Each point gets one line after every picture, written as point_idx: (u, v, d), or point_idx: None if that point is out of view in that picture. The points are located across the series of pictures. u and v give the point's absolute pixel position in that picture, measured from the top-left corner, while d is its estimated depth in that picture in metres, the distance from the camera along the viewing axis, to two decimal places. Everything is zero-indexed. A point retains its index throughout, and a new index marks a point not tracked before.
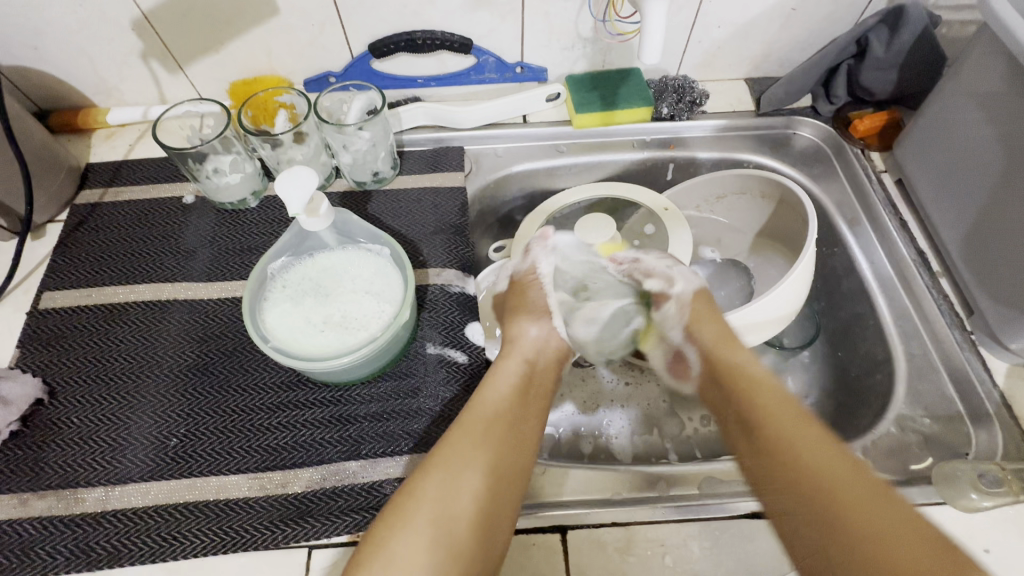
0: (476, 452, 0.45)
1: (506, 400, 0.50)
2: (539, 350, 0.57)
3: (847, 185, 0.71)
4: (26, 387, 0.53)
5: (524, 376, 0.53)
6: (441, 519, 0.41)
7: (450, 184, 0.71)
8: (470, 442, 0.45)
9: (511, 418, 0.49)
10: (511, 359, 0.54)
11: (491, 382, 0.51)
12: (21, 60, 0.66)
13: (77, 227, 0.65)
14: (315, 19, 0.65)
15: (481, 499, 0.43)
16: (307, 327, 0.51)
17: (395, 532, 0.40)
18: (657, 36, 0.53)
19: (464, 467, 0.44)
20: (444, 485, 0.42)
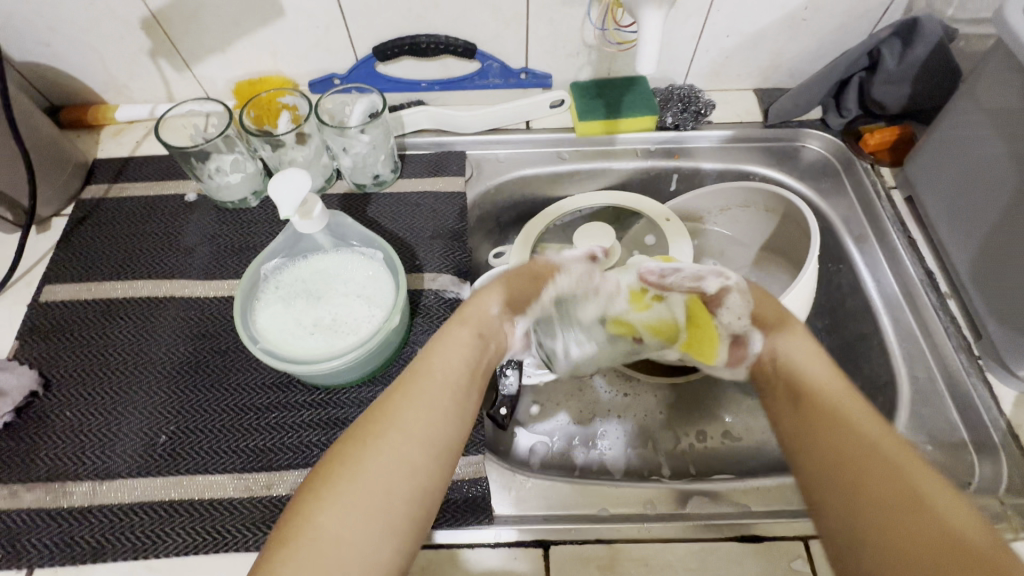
0: (416, 426, 0.40)
1: (457, 373, 0.45)
2: (495, 325, 0.52)
3: (855, 200, 0.69)
4: (22, 378, 0.54)
5: (477, 347, 0.49)
6: (374, 497, 0.36)
7: (450, 189, 0.71)
8: (411, 415, 0.41)
9: (458, 390, 0.44)
10: (466, 328, 0.49)
11: (440, 351, 0.46)
12: (34, 56, 0.68)
13: (81, 222, 0.66)
14: (321, 21, 0.66)
15: (419, 479, 0.38)
16: (297, 329, 0.51)
17: (319, 509, 0.35)
18: (653, 45, 0.53)
19: (402, 440, 0.39)
20: (382, 461, 0.38)
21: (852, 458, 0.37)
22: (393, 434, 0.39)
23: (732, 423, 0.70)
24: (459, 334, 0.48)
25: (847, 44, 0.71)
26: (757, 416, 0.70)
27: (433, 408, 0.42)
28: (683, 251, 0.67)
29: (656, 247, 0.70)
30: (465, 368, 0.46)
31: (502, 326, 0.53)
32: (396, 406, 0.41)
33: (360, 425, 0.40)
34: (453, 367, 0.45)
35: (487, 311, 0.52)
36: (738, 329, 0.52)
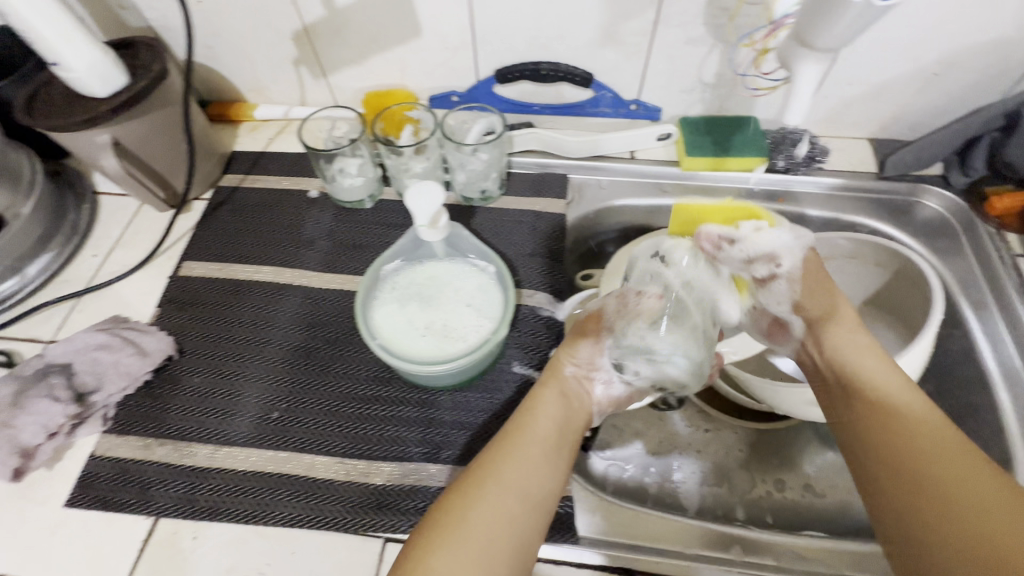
0: (515, 483, 0.46)
1: (547, 437, 0.50)
2: (578, 390, 0.56)
3: (973, 263, 0.66)
4: (161, 343, 0.60)
5: (561, 410, 0.53)
6: (478, 545, 0.42)
7: (551, 210, 0.73)
8: (511, 476, 0.46)
9: (551, 453, 0.49)
10: (547, 389, 0.54)
11: (532, 415, 0.51)
12: (195, 56, 0.76)
13: (218, 207, 0.73)
14: (452, 43, 0.70)
15: (518, 527, 0.44)
16: (410, 329, 0.54)
17: (435, 554, 0.41)
18: (806, 99, 0.52)
19: (501, 496, 0.45)
20: (485, 511, 0.43)
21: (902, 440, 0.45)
22: (495, 488, 0.45)
23: (814, 480, 0.68)
24: (543, 397, 0.53)
25: (979, 101, 0.68)
26: (842, 475, 0.68)
27: (533, 468, 0.47)
28: None
29: None
30: (556, 430, 0.51)
31: (577, 397, 0.55)
32: (487, 463, 0.47)
33: (465, 478, 0.46)
34: (543, 433, 0.50)
35: (552, 399, 0.53)
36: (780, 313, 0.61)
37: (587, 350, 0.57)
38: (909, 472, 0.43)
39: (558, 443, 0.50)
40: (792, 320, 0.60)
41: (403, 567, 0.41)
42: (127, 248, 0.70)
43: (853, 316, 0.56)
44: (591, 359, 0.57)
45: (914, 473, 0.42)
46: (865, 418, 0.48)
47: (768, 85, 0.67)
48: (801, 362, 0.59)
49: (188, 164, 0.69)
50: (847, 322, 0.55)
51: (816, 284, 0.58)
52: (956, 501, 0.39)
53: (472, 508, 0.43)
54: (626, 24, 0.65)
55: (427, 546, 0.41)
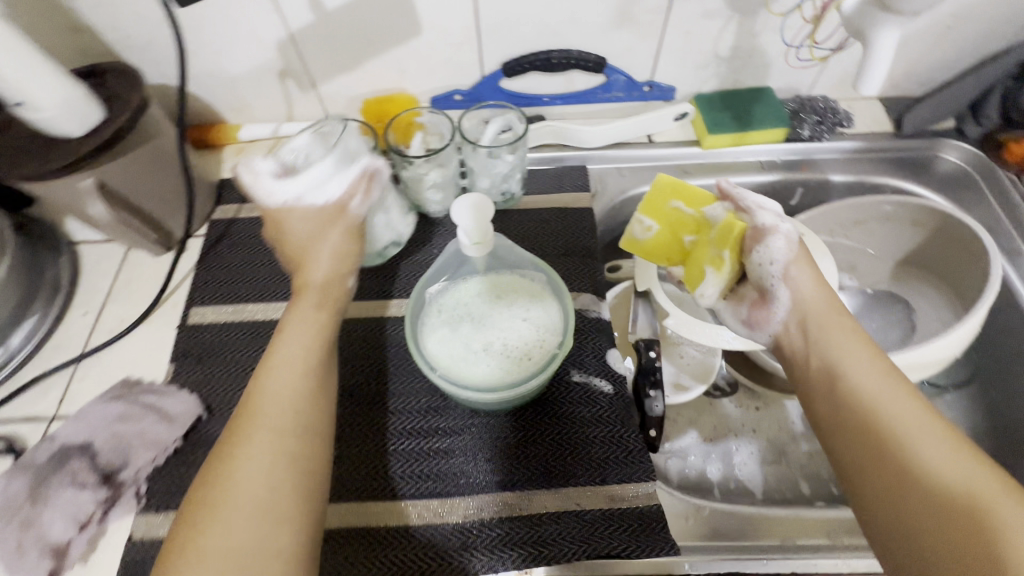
0: (293, 401, 0.43)
1: (302, 379, 0.44)
2: (328, 276, 0.52)
3: (999, 211, 0.67)
4: (187, 403, 0.54)
5: (318, 327, 0.48)
6: (246, 511, 0.37)
7: (577, 205, 0.70)
8: (267, 417, 0.42)
9: (306, 385, 0.44)
10: (316, 312, 0.49)
11: (283, 342, 0.47)
12: (165, 78, 0.68)
13: (217, 243, 0.66)
14: (455, 38, 0.65)
15: (294, 452, 0.41)
16: (469, 353, 0.51)
17: (203, 543, 0.36)
18: (882, 63, 0.50)
19: (274, 421, 0.41)
20: (247, 469, 0.39)
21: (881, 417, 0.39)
22: (262, 432, 0.41)
23: None
24: (298, 325, 0.48)
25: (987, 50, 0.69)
26: None
27: (293, 406, 0.43)
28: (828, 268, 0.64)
29: None
30: (301, 361, 0.45)
31: (336, 283, 0.52)
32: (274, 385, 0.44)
33: (227, 431, 0.41)
34: (297, 349, 0.46)
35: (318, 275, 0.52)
36: (767, 281, 0.51)
37: (297, 226, 0.53)
38: (903, 460, 0.37)
39: (321, 386, 0.46)
40: (778, 290, 0.50)
41: (179, 527, 0.37)
42: (122, 300, 0.63)
43: (829, 305, 0.48)
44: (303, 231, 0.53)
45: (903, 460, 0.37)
46: (841, 402, 0.42)
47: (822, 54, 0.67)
48: (782, 352, 0.50)
49: (188, 201, 0.64)
50: (823, 301, 0.48)
51: (807, 269, 0.50)
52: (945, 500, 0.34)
53: (243, 459, 0.39)
54: (640, 2, 0.62)
55: (200, 502, 0.38)
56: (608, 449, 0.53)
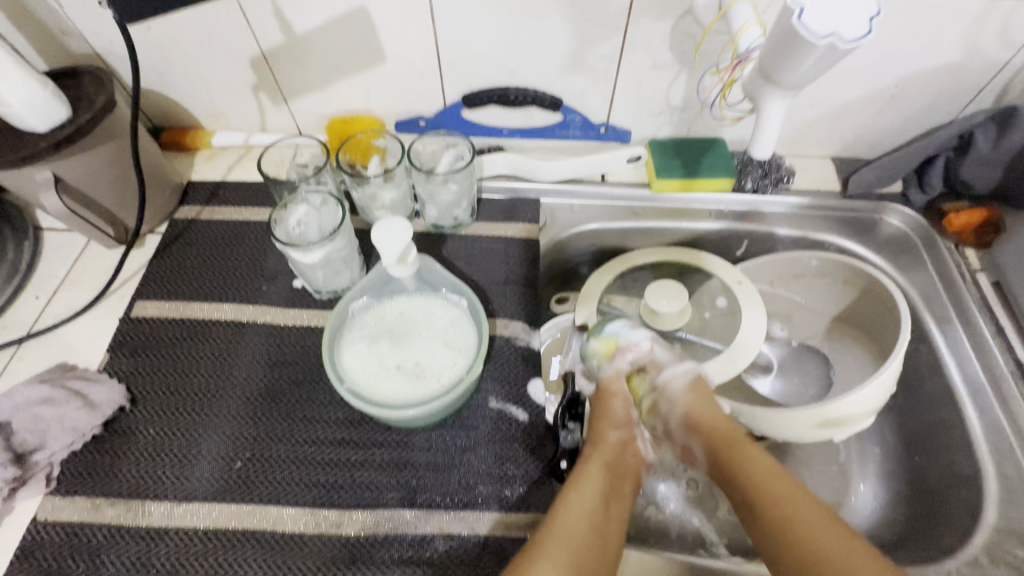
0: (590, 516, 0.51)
1: (587, 516, 0.50)
2: (622, 455, 0.58)
3: (935, 277, 0.68)
4: (112, 392, 0.56)
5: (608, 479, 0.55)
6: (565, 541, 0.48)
7: (524, 235, 0.72)
8: (566, 531, 0.48)
9: (597, 520, 0.51)
10: (593, 463, 0.56)
11: (577, 491, 0.52)
12: (149, 84, 0.73)
13: (174, 240, 0.69)
14: (418, 68, 0.69)
15: (587, 554, 0.48)
16: (379, 368, 0.52)
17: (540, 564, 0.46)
18: (773, 133, 0.44)
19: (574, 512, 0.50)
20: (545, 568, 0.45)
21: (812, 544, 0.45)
22: (556, 543, 0.47)
23: None
24: (592, 470, 0.55)
25: (935, 122, 0.70)
26: (826, 488, 0.66)
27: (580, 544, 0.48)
28: (756, 318, 0.66)
29: (727, 308, 0.69)
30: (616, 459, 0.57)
31: (629, 456, 0.59)
32: (580, 504, 0.51)
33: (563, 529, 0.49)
34: (595, 491, 0.53)
35: (615, 443, 0.58)
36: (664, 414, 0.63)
37: (622, 410, 0.61)
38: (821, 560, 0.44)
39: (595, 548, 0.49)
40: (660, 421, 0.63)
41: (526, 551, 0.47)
42: (75, 287, 0.66)
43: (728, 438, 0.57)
44: (629, 415, 0.61)
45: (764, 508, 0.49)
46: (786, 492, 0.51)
47: (734, 114, 0.69)
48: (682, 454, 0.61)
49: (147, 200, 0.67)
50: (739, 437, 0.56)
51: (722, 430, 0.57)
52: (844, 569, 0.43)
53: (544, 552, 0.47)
54: (593, 50, 0.65)
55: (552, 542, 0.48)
56: (509, 476, 0.55)
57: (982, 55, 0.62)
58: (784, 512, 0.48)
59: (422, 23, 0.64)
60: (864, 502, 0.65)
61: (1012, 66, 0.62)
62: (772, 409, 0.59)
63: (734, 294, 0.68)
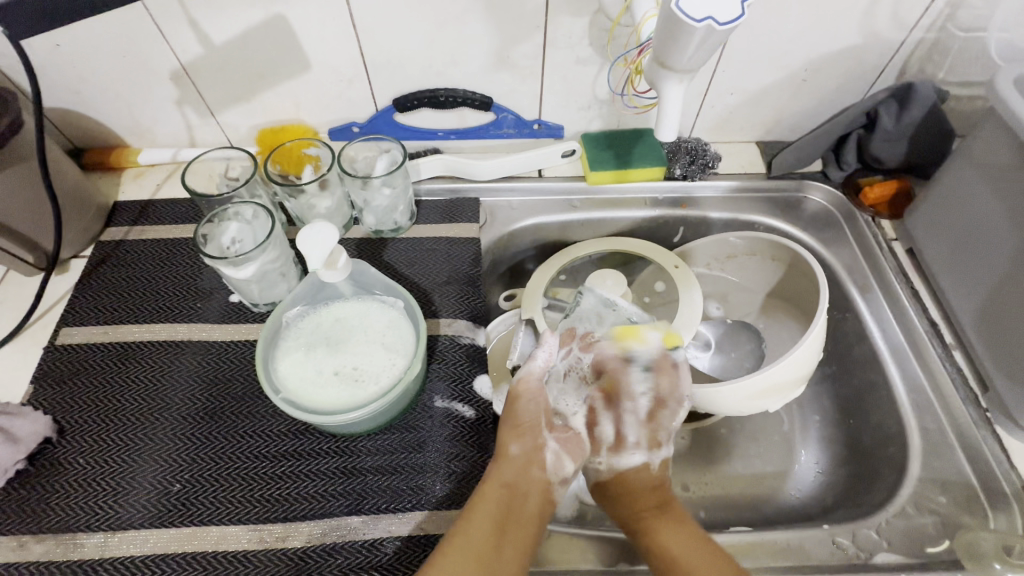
0: (482, 534, 0.47)
1: (480, 541, 0.46)
2: (526, 467, 0.53)
3: (857, 249, 0.71)
4: (36, 424, 0.54)
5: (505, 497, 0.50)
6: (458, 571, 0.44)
7: (465, 234, 0.72)
8: (457, 556, 0.45)
9: (491, 544, 0.46)
10: (490, 483, 0.50)
11: (469, 515, 0.48)
12: (65, 103, 0.70)
13: (100, 263, 0.67)
14: (344, 75, 0.68)
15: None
16: (317, 376, 0.52)
17: None
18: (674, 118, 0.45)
19: (463, 543, 0.46)
20: None
21: None
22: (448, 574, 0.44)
23: (743, 473, 0.68)
24: (488, 489, 0.50)
25: (845, 103, 0.74)
26: (770, 459, 0.69)
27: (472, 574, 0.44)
28: (693, 299, 0.67)
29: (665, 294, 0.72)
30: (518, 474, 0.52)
31: (532, 471, 0.53)
32: (471, 537, 0.46)
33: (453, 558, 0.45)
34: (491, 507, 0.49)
35: (516, 456, 0.53)
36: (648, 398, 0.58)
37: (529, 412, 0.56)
38: None
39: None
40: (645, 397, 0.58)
41: None
42: None
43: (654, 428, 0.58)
44: (538, 418, 0.56)
45: (649, 524, 0.53)
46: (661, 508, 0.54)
47: (645, 103, 0.72)
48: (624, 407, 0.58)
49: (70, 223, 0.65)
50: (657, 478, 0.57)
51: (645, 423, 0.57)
52: None
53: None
54: (516, 48, 0.66)
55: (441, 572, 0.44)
56: (459, 472, 0.55)
57: (878, 37, 0.66)
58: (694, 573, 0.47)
59: (342, 30, 0.63)
60: (807, 469, 0.68)
61: (907, 47, 0.67)
62: (710, 386, 0.61)
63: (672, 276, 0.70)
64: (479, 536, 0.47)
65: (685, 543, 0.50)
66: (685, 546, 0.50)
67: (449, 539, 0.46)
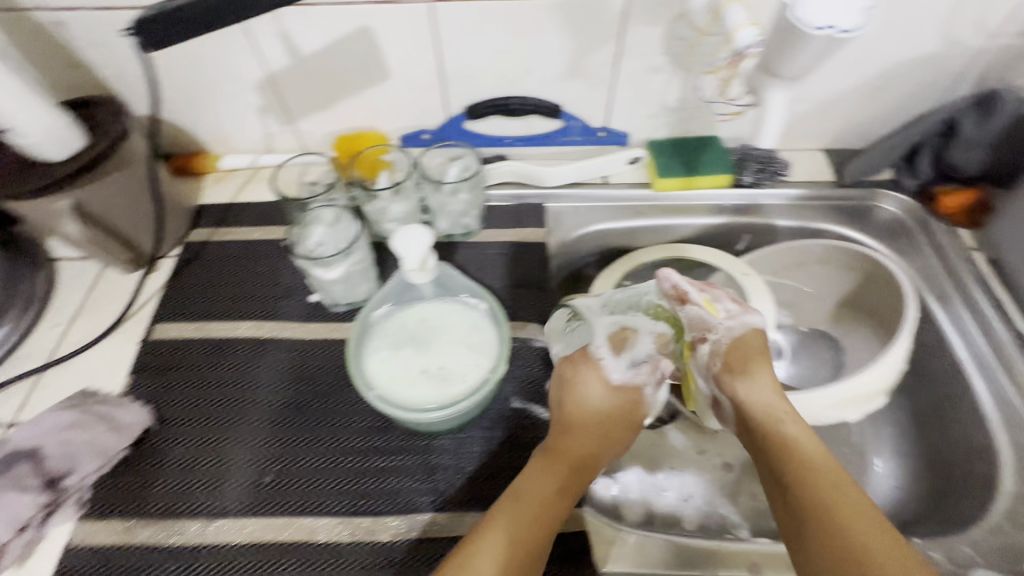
0: (533, 508, 0.50)
1: (531, 512, 0.49)
2: (591, 449, 0.55)
3: (933, 259, 0.70)
4: (138, 414, 0.56)
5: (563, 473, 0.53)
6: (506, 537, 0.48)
7: (532, 239, 0.73)
8: (508, 526, 0.48)
9: (540, 516, 0.49)
10: (555, 459, 0.53)
11: (527, 484, 0.51)
12: (156, 111, 0.74)
13: (188, 263, 0.70)
14: (421, 83, 0.71)
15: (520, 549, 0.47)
16: (405, 374, 0.53)
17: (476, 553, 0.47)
18: None
19: (515, 511, 0.49)
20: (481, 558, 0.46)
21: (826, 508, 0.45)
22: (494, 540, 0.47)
23: None
24: (548, 465, 0.53)
25: (919, 110, 0.73)
26: (841, 471, 0.68)
27: (520, 541, 0.48)
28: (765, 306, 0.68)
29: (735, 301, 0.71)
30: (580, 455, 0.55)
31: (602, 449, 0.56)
32: (522, 508, 0.50)
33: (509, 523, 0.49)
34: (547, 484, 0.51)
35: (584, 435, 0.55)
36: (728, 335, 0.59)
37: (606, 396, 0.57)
38: (817, 501, 0.46)
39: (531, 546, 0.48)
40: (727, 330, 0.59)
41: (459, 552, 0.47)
42: (93, 313, 0.67)
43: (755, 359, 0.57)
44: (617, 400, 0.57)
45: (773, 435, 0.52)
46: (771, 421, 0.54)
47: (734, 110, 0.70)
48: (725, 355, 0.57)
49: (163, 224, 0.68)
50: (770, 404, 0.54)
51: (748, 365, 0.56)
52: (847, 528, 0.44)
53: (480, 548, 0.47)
54: (590, 57, 0.67)
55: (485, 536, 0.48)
56: None
57: (959, 44, 0.65)
58: (820, 489, 0.47)
59: (423, 40, 0.66)
60: (883, 483, 0.66)
61: (989, 54, 0.66)
62: (792, 396, 0.60)
63: (741, 284, 0.69)
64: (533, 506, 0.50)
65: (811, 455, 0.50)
66: (811, 458, 0.49)
67: (505, 503, 0.50)
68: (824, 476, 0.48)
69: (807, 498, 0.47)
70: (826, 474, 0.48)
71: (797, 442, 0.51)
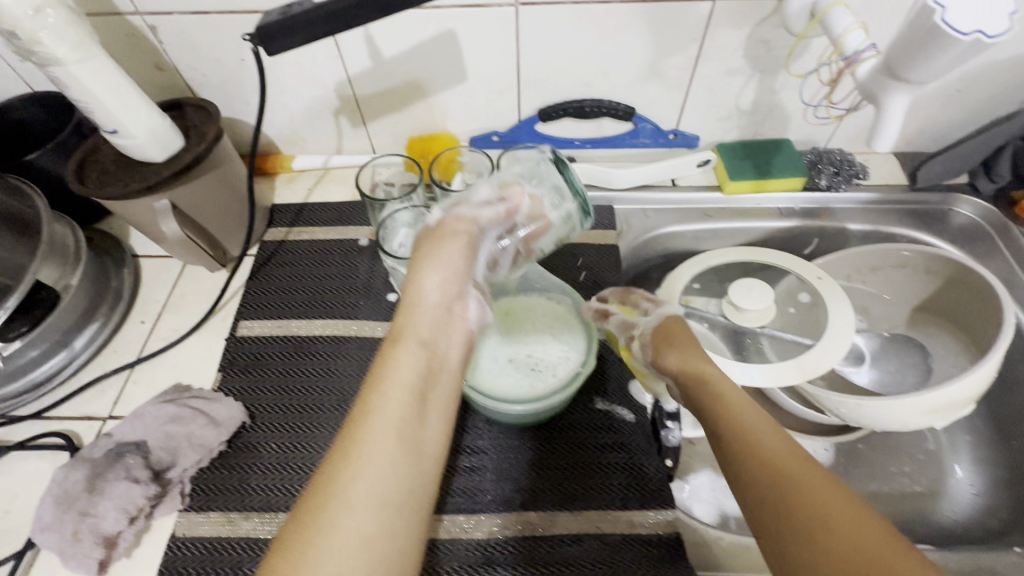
0: (404, 405, 0.38)
1: (403, 420, 0.37)
2: (441, 333, 0.44)
3: (1014, 265, 0.69)
4: (233, 410, 0.58)
5: (422, 361, 0.41)
6: (378, 454, 0.35)
7: (604, 241, 0.74)
8: (379, 438, 0.36)
9: (411, 421, 0.38)
10: (404, 345, 0.42)
11: (385, 381, 0.39)
12: (234, 112, 0.75)
13: (266, 262, 0.71)
14: (497, 86, 0.71)
15: (405, 473, 0.36)
16: (495, 365, 0.54)
17: (335, 493, 0.33)
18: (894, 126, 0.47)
19: (394, 420, 0.37)
20: (357, 485, 0.34)
21: (803, 491, 0.35)
22: (369, 466, 0.35)
23: (890, 491, 0.67)
24: (401, 353, 0.41)
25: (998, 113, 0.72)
26: (918, 478, 0.67)
27: (400, 459, 0.36)
28: (845, 312, 0.66)
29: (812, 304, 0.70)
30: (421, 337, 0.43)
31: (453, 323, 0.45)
32: (390, 409, 0.38)
33: (386, 435, 0.37)
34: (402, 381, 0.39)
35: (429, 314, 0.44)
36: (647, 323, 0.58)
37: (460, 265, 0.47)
38: (785, 487, 0.36)
39: (411, 469, 0.36)
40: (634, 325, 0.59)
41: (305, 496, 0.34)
42: (177, 310, 0.68)
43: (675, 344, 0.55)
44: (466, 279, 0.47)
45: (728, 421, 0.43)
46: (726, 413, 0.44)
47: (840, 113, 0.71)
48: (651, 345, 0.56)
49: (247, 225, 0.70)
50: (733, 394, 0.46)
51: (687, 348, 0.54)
52: (831, 514, 0.34)
53: (349, 480, 0.34)
54: (669, 60, 0.67)
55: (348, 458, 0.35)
56: (626, 473, 0.56)
57: None
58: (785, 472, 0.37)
59: (504, 43, 0.66)
60: (964, 491, 0.66)
61: None
62: (882, 402, 0.59)
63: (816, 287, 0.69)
64: (400, 408, 0.38)
65: (766, 439, 0.40)
66: (771, 440, 0.40)
67: (371, 399, 0.38)
68: (786, 458, 0.38)
69: (776, 484, 0.37)
70: (785, 456, 0.38)
71: (751, 426, 0.42)
